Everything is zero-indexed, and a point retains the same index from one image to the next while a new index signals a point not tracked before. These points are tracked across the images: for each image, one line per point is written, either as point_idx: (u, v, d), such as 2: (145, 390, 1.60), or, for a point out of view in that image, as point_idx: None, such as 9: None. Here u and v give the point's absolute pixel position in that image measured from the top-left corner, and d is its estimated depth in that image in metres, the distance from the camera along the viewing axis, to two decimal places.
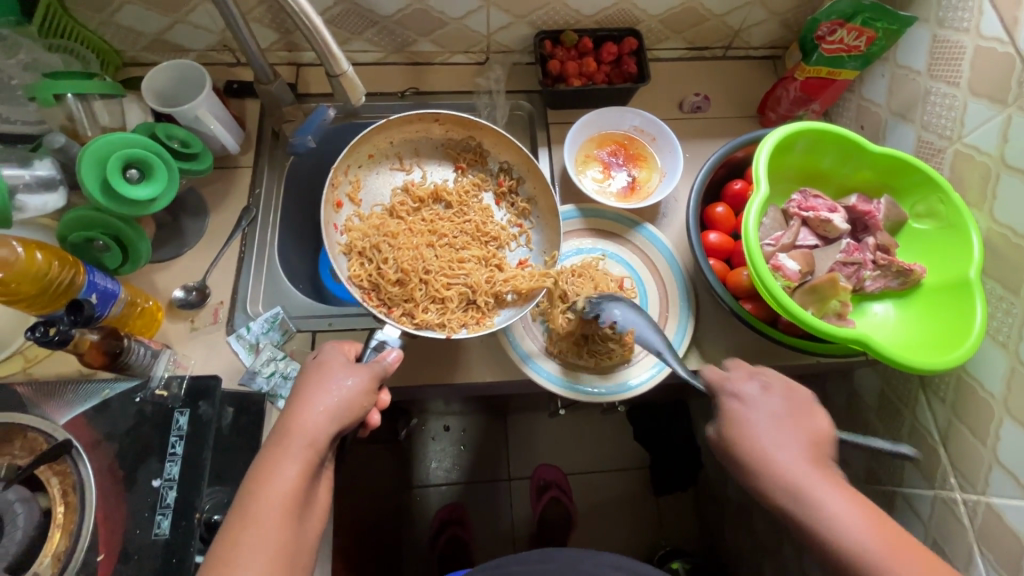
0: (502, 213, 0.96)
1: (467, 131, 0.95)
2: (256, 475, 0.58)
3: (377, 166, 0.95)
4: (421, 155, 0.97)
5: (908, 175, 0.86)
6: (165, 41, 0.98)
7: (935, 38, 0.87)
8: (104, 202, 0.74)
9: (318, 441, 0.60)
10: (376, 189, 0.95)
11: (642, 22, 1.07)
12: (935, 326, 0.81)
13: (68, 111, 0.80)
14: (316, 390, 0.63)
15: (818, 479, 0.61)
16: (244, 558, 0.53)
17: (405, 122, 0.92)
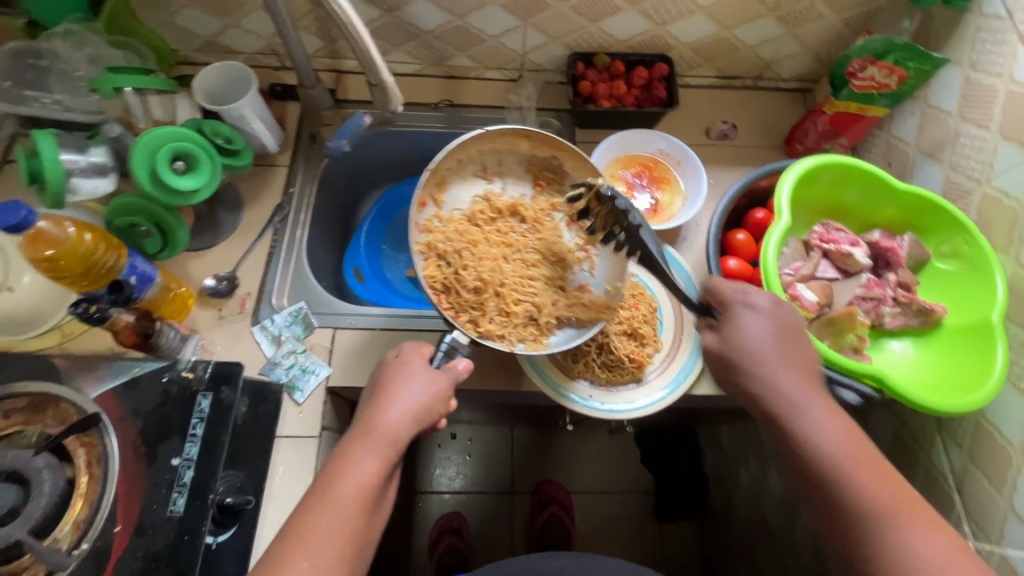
0: (571, 236, 0.91)
1: (553, 150, 0.89)
2: (335, 465, 0.63)
3: (462, 171, 0.91)
4: (505, 167, 0.93)
5: (932, 215, 0.86)
6: (217, 43, 1.04)
7: (967, 81, 0.87)
8: (149, 189, 0.78)
9: (398, 440, 0.64)
10: (458, 193, 0.91)
11: (674, 49, 1.09)
12: (955, 368, 0.80)
13: (125, 104, 0.85)
14: (401, 390, 0.67)
15: (865, 468, 0.62)
16: (317, 541, 0.58)
17: (495, 134, 0.87)
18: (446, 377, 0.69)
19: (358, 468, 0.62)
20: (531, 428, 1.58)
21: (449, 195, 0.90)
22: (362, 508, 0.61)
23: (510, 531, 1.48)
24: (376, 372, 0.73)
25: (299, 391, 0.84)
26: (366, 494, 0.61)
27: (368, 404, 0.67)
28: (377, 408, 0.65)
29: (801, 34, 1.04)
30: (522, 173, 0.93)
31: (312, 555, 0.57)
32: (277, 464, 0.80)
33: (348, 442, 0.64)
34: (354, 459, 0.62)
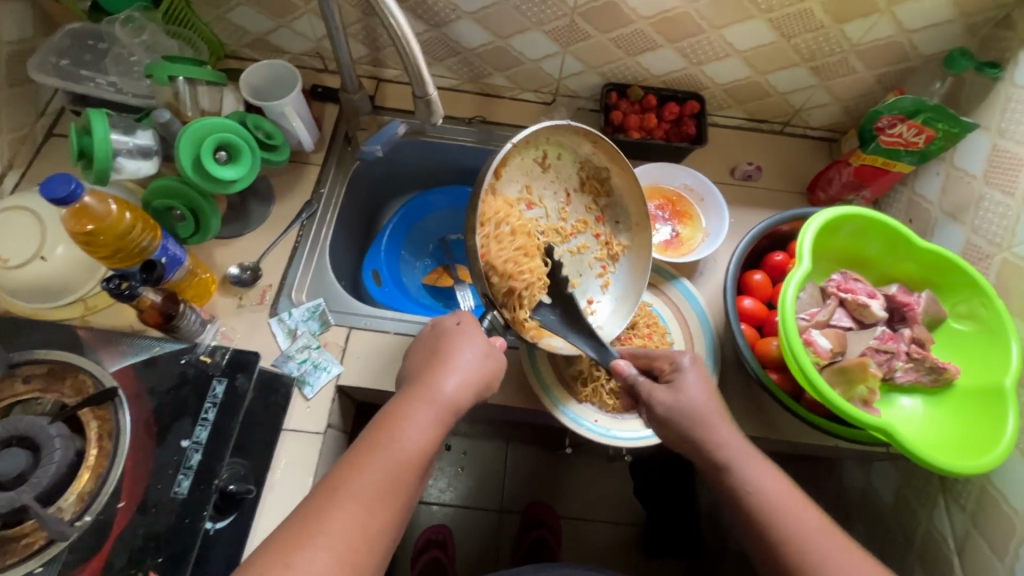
0: (594, 250, 0.92)
1: (610, 162, 0.88)
2: (388, 424, 0.63)
3: (524, 154, 0.84)
4: (559, 164, 0.88)
5: (951, 274, 0.87)
6: (266, 41, 1.07)
7: (995, 147, 0.89)
8: (183, 164, 0.80)
9: (454, 405, 0.67)
10: (513, 176, 0.84)
11: (707, 89, 1.11)
12: (966, 430, 0.79)
13: (175, 91, 0.89)
14: (459, 357, 0.70)
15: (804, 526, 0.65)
16: (366, 501, 0.57)
17: (571, 129, 0.83)
18: (495, 353, 0.74)
19: (417, 428, 0.63)
20: (527, 447, 1.57)
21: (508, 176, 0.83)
22: (413, 471, 0.61)
23: (496, 550, 1.47)
24: (428, 338, 0.76)
25: (310, 386, 0.85)
26: (421, 456, 0.62)
27: (425, 369, 0.69)
28: (437, 373, 0.68)
29: (833, 86, 1.06)
30: (572, 175, 0.90)
31: (360, 519, 0.56)
32: (280, 456, 0.80)
33: (403, 401, 0.66)
34: (411, 417, 0.64)
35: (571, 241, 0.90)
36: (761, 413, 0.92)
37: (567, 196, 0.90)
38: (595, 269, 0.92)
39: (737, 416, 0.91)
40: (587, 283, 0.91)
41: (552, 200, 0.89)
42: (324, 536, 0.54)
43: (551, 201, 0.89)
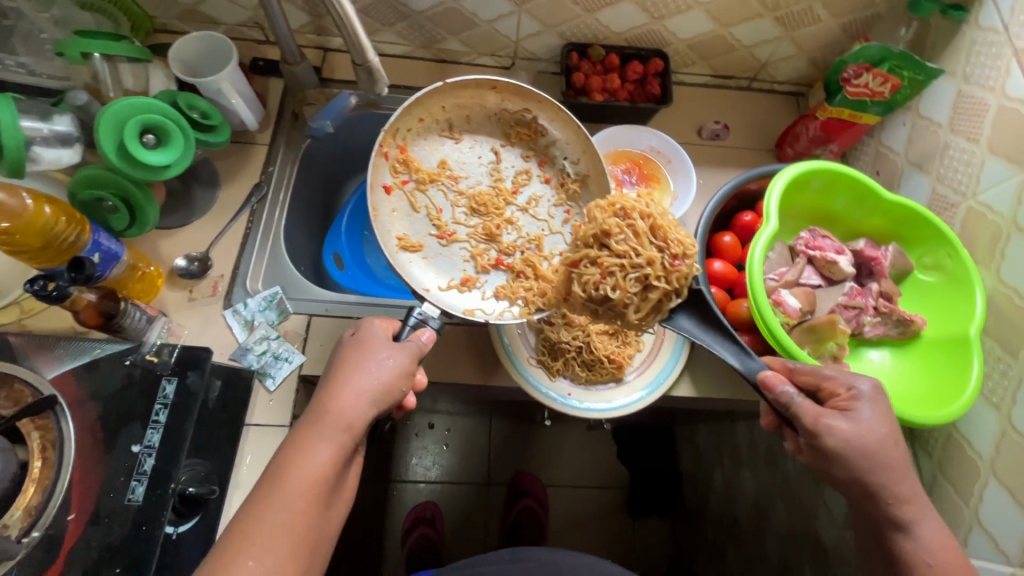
0: (548, 197, 0.89)
1: (523, 102, 0.87)
2: (290, 453, 0.61)
3: (427, 132, 0.87)
4: (477, 134, 0.90)
5: (917, 226, 0.87)
6: (198, 12, 0.99)
7: (960, 93, 0.87)
8: (99, 138, 0.72)
9: (354, 425, 0.63)
10: (423, 154, 0.88)
11: (670, 45, 1.07)
12: (933, 382, 0.80)
13: (93, 71, 0.81)
14: (358, 372, 0.66)
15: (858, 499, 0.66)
16: (263, 533, 0.57)
17: (459, 90, 0.85)
18: (409, 348, 0.69)
19: (311, 457, 0.61)
20: (510, 421, 1.57)
21: (416, 158, 0.87)
22: (313, 500, 0.60)
23: (484, 523, 1.48)
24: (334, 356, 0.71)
25: (271, 378, 0.82)
26: (318, 483, 0.60)
27: (322, 394, 0.66)
28: (330, 394, 0.64)
29: (799, 37, 1.03)
30: (494, 132, 0.90)
31: (262, 556, 0.56)
32: (245, 452, 0.78)
33: (302, 428, 0.63)
34: (307, 448, 0.61)
35: (519, 197, 0.89)
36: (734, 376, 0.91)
37: (495, 154, 0.90)
38: (556, 218, 0.89)
39: (710, 380, 0.91)
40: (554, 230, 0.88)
41: (476, 166, 0.90)
42: (233, 572, 0.55)
43: (475, 167, 0.90)
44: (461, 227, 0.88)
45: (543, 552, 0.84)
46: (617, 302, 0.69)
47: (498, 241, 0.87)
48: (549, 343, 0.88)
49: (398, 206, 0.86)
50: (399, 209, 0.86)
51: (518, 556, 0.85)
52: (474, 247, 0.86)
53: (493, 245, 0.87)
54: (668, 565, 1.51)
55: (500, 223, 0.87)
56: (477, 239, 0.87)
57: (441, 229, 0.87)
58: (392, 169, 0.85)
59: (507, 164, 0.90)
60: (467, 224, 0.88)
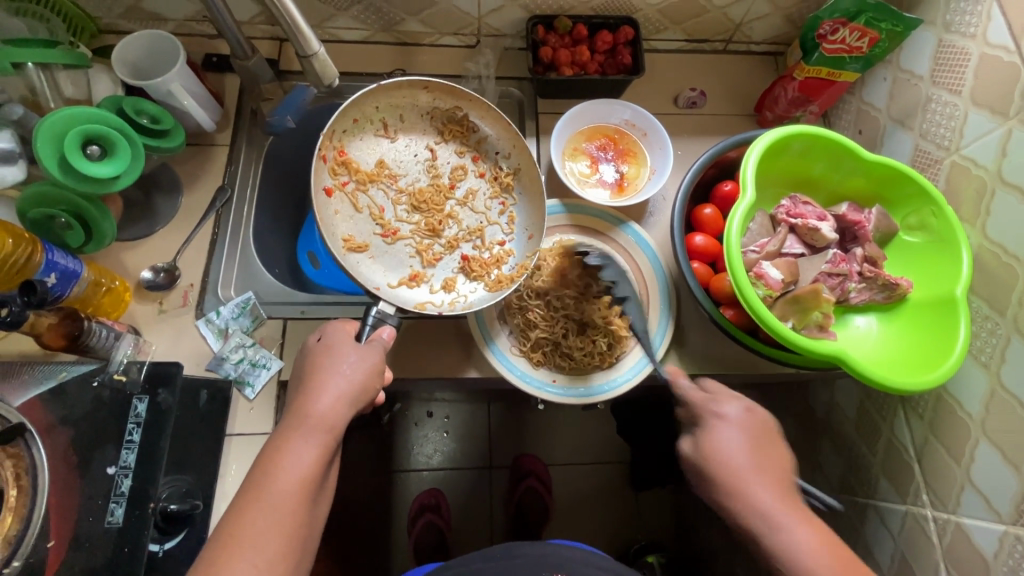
0: (484, 190, 0.89)
1: (454, 100, 0.86)
2: (268, 459, 0.60)
3: (361, 132, 0.85)
4: (412, 131, 0.88)
5: (900, 185, 0.84)
6: (141, 9, 0.94)
7: (940, 43, 0.83)
8: (35, 138, 0.69)
9: (336, 425, 0.62)
10: (360, 155, 0.85)
11: (640, 11, 1.02)
12: (920, 345, 0.78)
13: (29, 82, 0.78)
14: (332, 373, 0.65)
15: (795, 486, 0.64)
16: (253, 538, 0.55)
17: (389, 88, 0.83)
18: (376, 348, 0.68)
19: (294, 459, 0.59)
20: (506, 405, 1.56)
21: (354, 159, 0.84)
22: (302, 497, 0.58)
23: (489, 507, 1.48)
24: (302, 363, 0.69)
25: (250, 387, 0.81)
26: (306, 484, 0.59)
27: (296, 398, 0.64)
28: (308, 395, 0.63)
29: None
30: (427, 129, 0.88)
31: (269, 547, 0.55)
32: (230, 463, 0.78)
33: (281, 431, 0.62)
34: (289, 446, 0.60)
35: (456, 193, 0.88)
36: (721, 352, 0.90)
37: (430, 151, 0.88)
38: (494, 210, 0.88)
39: (697, 358, 0.89)
40: (491, 222, 0.88)
41: (413, 164, 0.88)
42: None
43: (412, 164, 0.88)
44: (403, 225, 0.86)
45: (539, 547, 0.82)
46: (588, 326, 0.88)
47: (441, 237, 0.86)
48: (529, 332, 0.87)
49: (341, 208, 0.83)
50: (340, 211, 0.83)
51: (510, 551, 0.82)
52: (419, 243, 0.85)
53: (437, 240, 0.86)
54: (673, 534, 1.52)
55: (441, 218, 0.86)
56: (421, 235, 0.85)
57: (384, 227, 0.85)
58: (333, 172, 0.83)
59: (444, 161, 0.89)
60: (409, 221, 0.86)
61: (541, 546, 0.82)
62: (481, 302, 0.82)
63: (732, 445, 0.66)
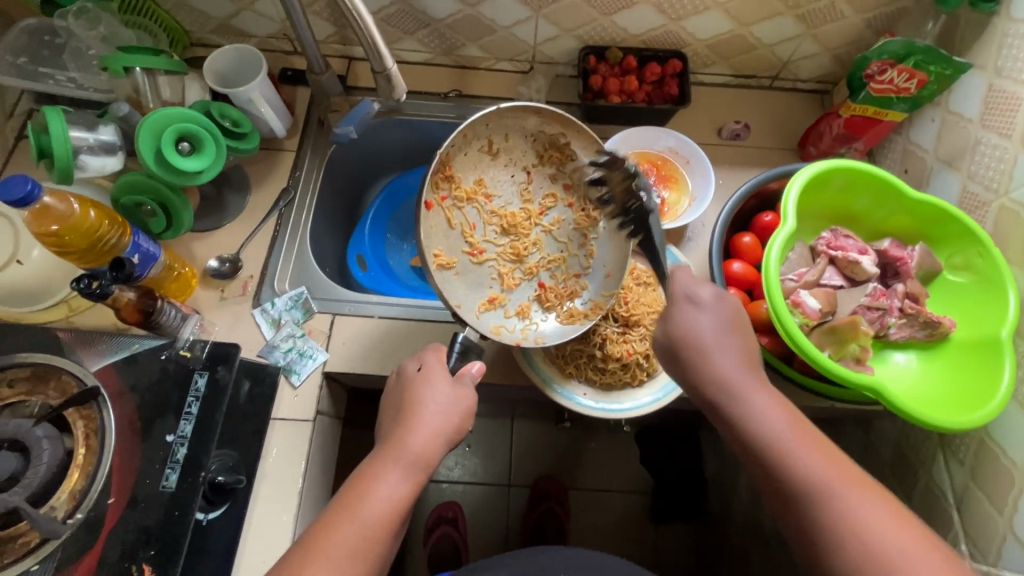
0: (569, 219, 0.88)
1: (561, 127, 0.83)
2: (361, 482, 0.65)
3: (467, 148, 0.83)
4: (514, 152, 0.86)
5: (945, 225, 0.84)
6: (231, 26, 1.04)
7: (991, 88, 0.84)
8: (138, 135, 0.78)
9: None
10: (461, 170, 0.84)
11: (689, 46, 1.07)
12: (962, 386, 0.77)
13: (135, 84, 0.87)
14: (423, 410, 0.70)
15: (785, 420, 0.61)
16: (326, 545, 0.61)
17: (506, 110, 0.80)
18: (468, 387, 0.73)
19: (388, 488, 0.64)
20: (531, 422, 1.58)
21: (457, 175, 0.83)
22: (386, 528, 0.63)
23: (506, 524, 1.48)
24: (395, 385, 0.75)
25: (296, 374, 0.85)
26: (393, 517, 0.63)
27: (391, 426, 0.70)
28: (405, 429, 0.68)
29: (821, 34, 1.01)
30: (528, 151, 0.87)
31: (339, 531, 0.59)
32: (272, 446, 0.81)
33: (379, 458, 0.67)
34: (383, 477, 0.65)
35: (542, 219, 0.88)
36: None
37: (526, 174, 0.88)
38: (576, 241, 0.88)
39: None
40: (573, 253, 0.88)
41: (509, 185, 0.87)
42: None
43: (508, 186, 0.87)
44: (489, 246, 0.86)
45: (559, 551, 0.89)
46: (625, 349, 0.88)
47: (523, 262, 0.88)
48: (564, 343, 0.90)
49: (437, 222, 0.82)
50: (436, 227, 0.83)
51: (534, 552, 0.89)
52: (502, 267, 0.87)
53: (519, 265, 0.88)
54: None
55: (528, 244, 0.87)
56: (505, 259, 0.87)
57: (473, 246, 0.85)
58: (437, 191, 0.82)
59: (540, 186, 0.88)
60: (495, 243, 0.87)
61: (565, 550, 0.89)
62: (553, 335, 0.85)
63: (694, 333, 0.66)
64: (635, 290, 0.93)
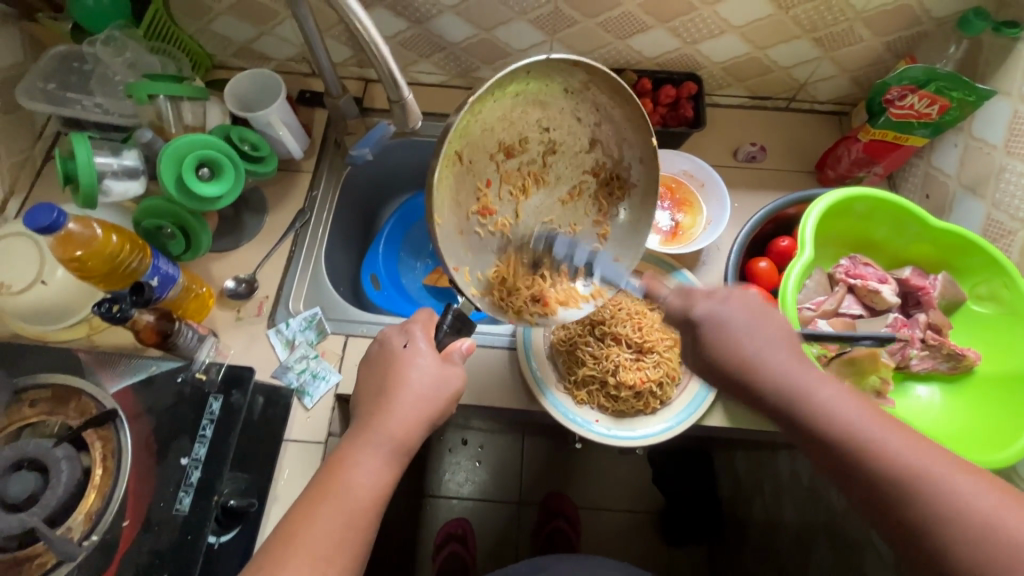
0: (591, 190, 0.80)
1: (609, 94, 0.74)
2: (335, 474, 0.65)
3: (502, 98, 0.69)
4: (551, 108, 0.73)
5: (967, 255, 0.82)
6: (252, 49, 1.06)
7: (1016, 115, 0.83)
8: (160, 162, 0.80)
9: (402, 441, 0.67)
10: (484, 105, 0.67)
11: (704, 68, 1.06)
12: (988, 421, 0.76)
13: (157, 110, 0.89)
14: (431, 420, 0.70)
15: (874, 418, 0.59)
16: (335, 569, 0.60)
17: (555, 62, 0.67)
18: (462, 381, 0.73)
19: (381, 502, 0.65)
20: (542, 440, 1.56)
21: (480, 120, 0.68)
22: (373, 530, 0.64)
23: (516, 541, 1.47)
24: (378, 360, 0.74)
25: (309, 396, 0.85)
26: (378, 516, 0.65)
27: (369, 412, 0.69)
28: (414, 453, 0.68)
29: (839, 57, 1.00)
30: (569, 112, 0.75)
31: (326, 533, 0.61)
32: (283, 466, 0.81)
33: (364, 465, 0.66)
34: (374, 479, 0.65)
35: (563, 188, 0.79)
36: (767, 411, 0.87)
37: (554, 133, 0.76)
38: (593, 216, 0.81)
39: (742, 413, 0.87)
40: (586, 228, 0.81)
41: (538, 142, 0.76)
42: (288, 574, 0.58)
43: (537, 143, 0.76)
44: (502, 206, 0.76)
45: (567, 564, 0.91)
46: (640, 378, 0.87)
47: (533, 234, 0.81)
48: (576, 367, 0.89)
49: (459, 170, 0.70)
50: (453, 182, 0.70)
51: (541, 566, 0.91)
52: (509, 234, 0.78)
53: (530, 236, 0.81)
54: None
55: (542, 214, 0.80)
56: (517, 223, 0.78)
57: (484, 206, 0.75)
58: (468, 140, 0.69)
59: (570, 152, 0.78)
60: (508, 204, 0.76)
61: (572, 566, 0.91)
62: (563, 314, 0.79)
63: (728, 330, 0.65)
64: (646, 315, 0.94)
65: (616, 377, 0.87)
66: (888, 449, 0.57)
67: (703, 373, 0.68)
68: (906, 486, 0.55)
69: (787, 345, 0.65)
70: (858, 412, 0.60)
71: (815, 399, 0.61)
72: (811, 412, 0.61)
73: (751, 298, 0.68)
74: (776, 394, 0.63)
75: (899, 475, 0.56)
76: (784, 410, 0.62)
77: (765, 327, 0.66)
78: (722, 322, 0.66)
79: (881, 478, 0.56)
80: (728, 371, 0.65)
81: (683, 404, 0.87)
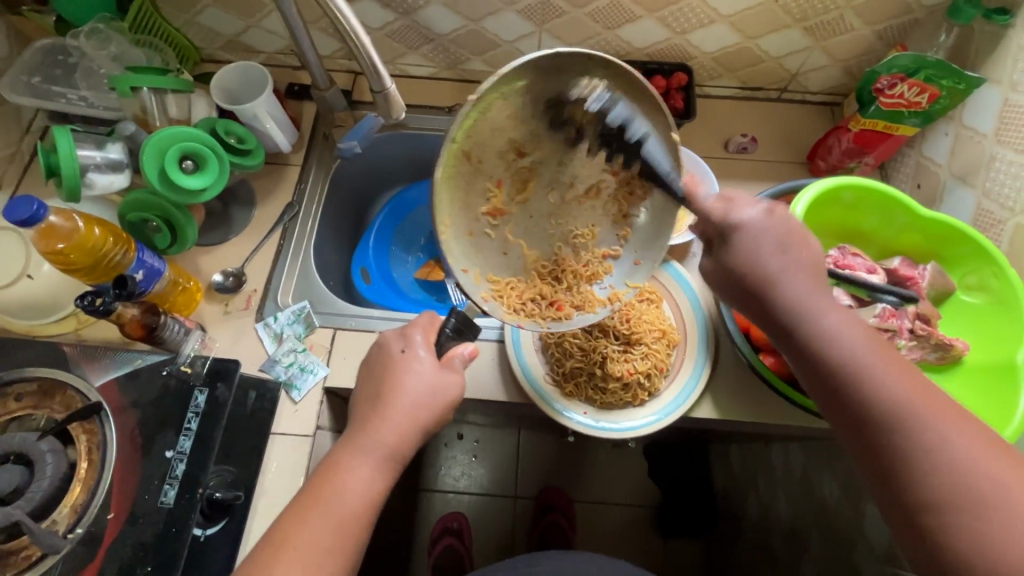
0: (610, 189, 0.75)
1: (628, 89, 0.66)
2: (328, 472, 0.65)
3: (509, 98, 0.66)
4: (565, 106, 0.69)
5: (956, 245, 0.82)
6: (240, 42, 1.06)
7: (1006, 103, 0.82)
8: (142, 154, 0.80)
9: (384, 433, 0.67)
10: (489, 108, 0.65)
11: (694, 59, 1.05)
12: (975, 412, 0.75)
13: (142, 103, 0.88)
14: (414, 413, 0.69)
15: (879, 351, 0.58)
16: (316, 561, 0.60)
17: (565, 58, 0.63)
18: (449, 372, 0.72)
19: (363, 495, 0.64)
20: (537, 435, 1.56)
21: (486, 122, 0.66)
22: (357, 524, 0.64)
23: (511, 535, 1.47)
24: (377, 360, 0.74)
25: (297, 389, 0.85)
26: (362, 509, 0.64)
27: (366, 410, 0.69)
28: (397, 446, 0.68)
29: (830, 46, 1.00)
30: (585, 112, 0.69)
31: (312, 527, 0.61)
32: (270, 460, 0.81)
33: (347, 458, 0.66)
34: (354, 470, 0.65)
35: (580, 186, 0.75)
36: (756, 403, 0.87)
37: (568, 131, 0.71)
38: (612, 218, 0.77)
39: (730, 406, 0.87)
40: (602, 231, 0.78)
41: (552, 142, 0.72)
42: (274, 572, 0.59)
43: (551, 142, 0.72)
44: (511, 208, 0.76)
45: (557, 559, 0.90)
46: (629, 371, 0.86)
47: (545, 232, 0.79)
48: (564, 360, 0.89)
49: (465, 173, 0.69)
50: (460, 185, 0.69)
51: (532, 561, 0.91)
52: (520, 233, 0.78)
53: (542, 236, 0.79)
54: None
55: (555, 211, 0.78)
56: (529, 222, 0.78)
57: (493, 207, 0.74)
58: (475, 140, 0.67)
59: (587, 151, 0.73)
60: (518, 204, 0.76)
61: (562, 560, 0.90)
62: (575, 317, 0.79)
63: (755, 253, 0.63)
64: (638, 307, 0.92)
65: (604, 370, 0.87)
66: (882, 385, 0.56)
67: (719, 282, 0.68)
68: (889, 409, 0.55)
69: (806, 273, 0.63)
70: (860, 341, 0.58)
71: (818, 323, 0.60)
72: (814, 332, 0.60)
73: (785, 219, 0.64)
74: (793, 322, 0.61)
75: (880, 406, 0.55)
76: (791, 333, 0.62)
77: (793, 254, 0.63)
78: (751, 235, 0.64)
79: (874, 407, 0.55)
80: (735, 255, 0.64)
81: (670, 397, 0.86)
